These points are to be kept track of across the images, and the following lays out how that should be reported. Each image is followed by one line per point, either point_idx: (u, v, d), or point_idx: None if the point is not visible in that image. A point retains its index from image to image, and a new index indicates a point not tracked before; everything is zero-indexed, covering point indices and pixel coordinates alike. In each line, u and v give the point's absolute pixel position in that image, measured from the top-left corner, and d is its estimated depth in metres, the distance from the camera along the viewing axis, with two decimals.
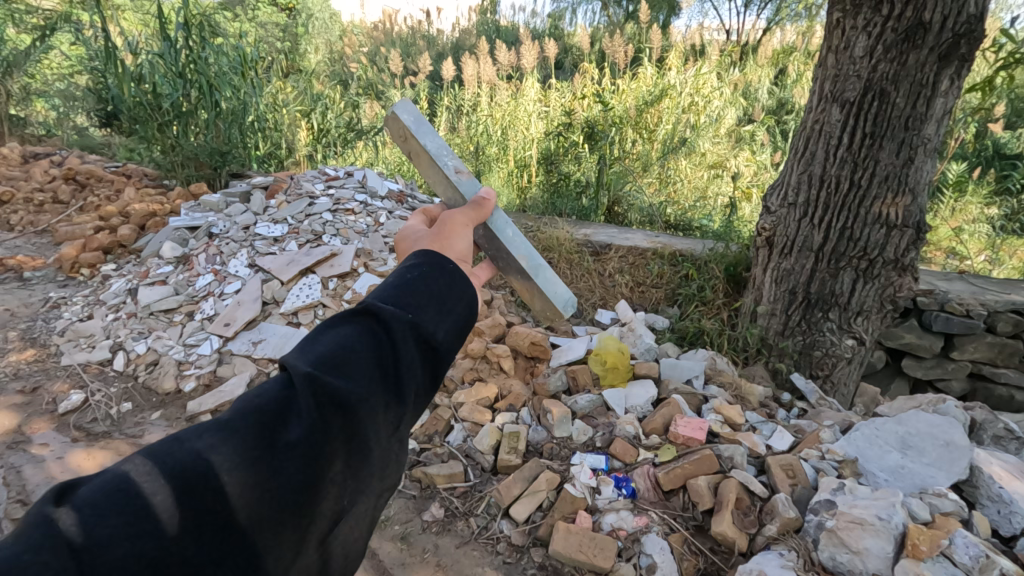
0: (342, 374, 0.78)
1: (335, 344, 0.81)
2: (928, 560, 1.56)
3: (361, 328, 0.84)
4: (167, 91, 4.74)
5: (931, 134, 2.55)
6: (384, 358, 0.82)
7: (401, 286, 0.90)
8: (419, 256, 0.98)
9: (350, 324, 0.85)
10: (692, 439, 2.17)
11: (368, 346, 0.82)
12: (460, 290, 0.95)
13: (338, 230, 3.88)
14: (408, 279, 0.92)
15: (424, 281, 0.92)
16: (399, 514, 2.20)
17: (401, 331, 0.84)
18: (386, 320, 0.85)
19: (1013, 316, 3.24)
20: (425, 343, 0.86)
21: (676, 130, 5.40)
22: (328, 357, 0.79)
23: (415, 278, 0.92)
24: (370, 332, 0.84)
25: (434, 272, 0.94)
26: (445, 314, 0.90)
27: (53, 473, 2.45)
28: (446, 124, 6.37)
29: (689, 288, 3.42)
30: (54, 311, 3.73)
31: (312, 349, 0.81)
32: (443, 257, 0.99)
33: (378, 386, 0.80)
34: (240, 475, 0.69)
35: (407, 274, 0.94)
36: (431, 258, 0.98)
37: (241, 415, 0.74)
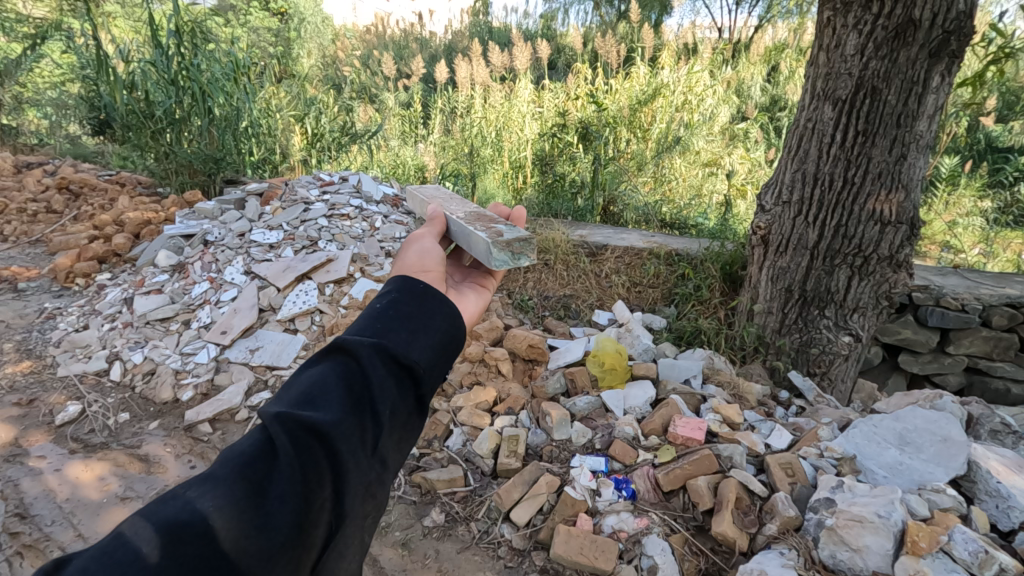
0: (313, 408, 0.78)
1: (307, 380, 0.82)
2: (928, 556, 1.56)
3: (332, 361, 0.85)
4: (160, 99, 4.74)
5: (923, 131, 2.56)
6: (355, 386, 0.82)
7: (369, 314, 0.91)
8: (388, 280, 0.98)
9: (323, 359, 0.86)
10: (690, 439, 2.18)
11: (339, 377, 0.83)
12: (431, 307, 0.94)
13: (333, 235, 3.88)
14: (377, 307, 0.93)
15: (392, 303, 0.92)
16: (400, 520, 2.20)
17: (369, 356, 0.84)
18: (354, 347, 0.85)
19: (1007, 310, 3.25)
20: (397, 364, 0.86)
21: (670, 129, 5.42)
22: (301, 394, 0.81)
23: (383, 305, 0.93)
24: (340, 364, 0.84)
25: (401, 294, 0.95)
26: (416, 333, 0.89)
27: (52, 486, 2.44)
28: (441, 126, 6.37)
29: (686, 287, 3.43)
30: (50, 322, 3.72)
31: (285, 390, 0.82)
32: (411, 276, 0.98)
33: (352, 413, 0.79)
34: (228, 515, 0.69)
35: (377, 302, 0.94)
36: (398, 280, 0.98)
37: (222, 464, 0.75)
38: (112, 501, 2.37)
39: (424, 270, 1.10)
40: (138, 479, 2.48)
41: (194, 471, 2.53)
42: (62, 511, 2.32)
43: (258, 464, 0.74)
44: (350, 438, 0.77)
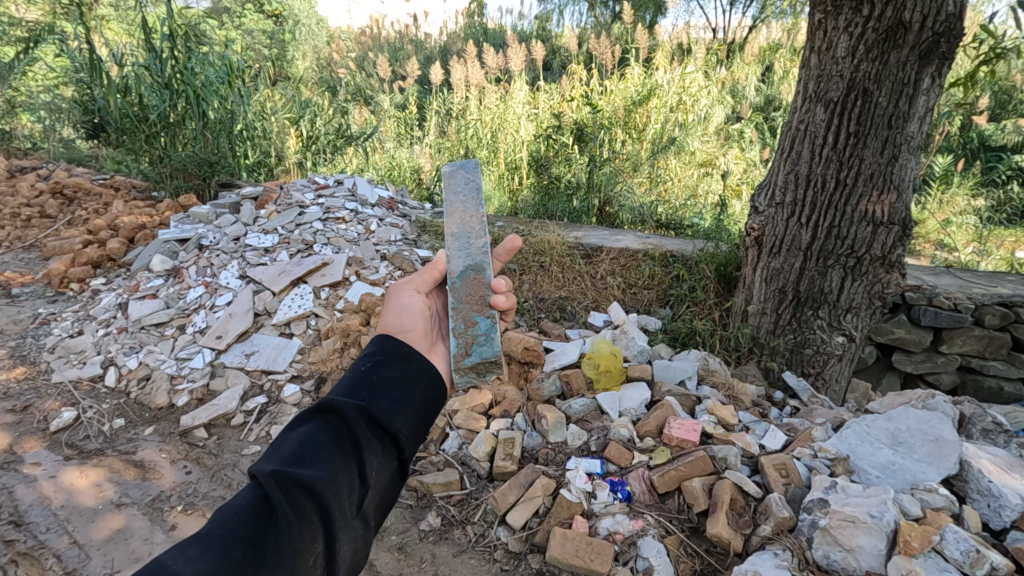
0: (307, 464, 1.00)
1: (301, 440, 1.04)
2: (920, 557, 1.58)
3: (323, 423, 1.08)
4: (154, 103, 4.72)
5: (914, 132, 2.57)
6: (345, 445, 1.06)
7: (357, 379, 1.15)
8: (373, 349, 1.24)
9: (313, 421, 1.09)
10: (685, 441, 2.19)
11: (330, 438, 1.06)
12: (409, 374, 1.20)
13: (329, 238, 3.87)
14: (361, 372, 1.17)
15: (375, 374, 1.17)
16: (396, 524, 2.21)
17: (356, 418, 1.08)
18: (344, 410, 1.08)
19: (999, 308, 3.29)
20: (379, 425, 1.10)
21: (665, 130, 5.44)
22: (295, 453, 1.02)
23: (366, 371, 1.18)
24: (331, 426, 1.08)
25: (383, 363, 1.20)
26: (396, 400, 1.14)
27: (47, 493, 2.44)
28: (436, 128, 6.37)
29: (681, 288, 3.44)
30: (44, 328, 3.70)
31: (280, 451, 1.03)
32: (394, 347, 1.25)
33: (341, 469, 1.02)
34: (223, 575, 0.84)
35: (361, 368, 1.19)
36: (381, 348, 1.24)
37: (220, 522, 0.92)
38: (108, 508, 2.37)
39: (405, 330, 1.46)
40: (134, 485, 2.48)
41: (190, 477, 2.52)
42: (57, 518, 2.31)
43: (255, 520, 0.93)
44: (338, 490, 1.00)
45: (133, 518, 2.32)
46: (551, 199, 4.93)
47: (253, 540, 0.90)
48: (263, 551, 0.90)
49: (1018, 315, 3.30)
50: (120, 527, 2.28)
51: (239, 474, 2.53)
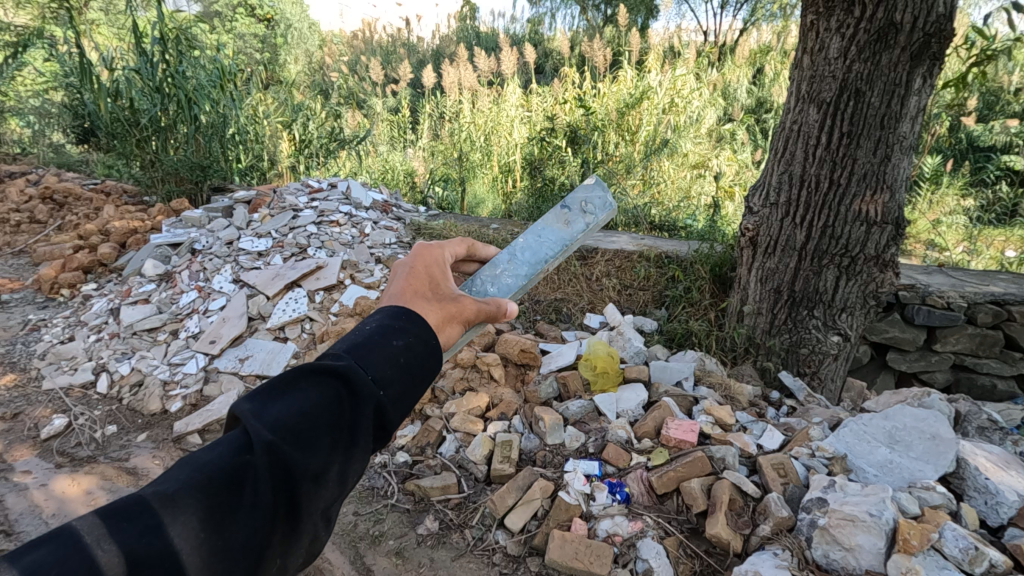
0: (300, 445, 0.86)
1: (301, 409, 0.88)
2: (920, 554, 1.58)
3: (328, 394, 0.92)
4: (145, 107, 4.68)
5: (906, 132, 2.59)
6: (341, 430, 0.91)
7: (374, 354, 0.98)
8: (400, 322, 1.06)
9: (320, 384, 0.93)
10: (683, 441, 2.19)
11: (332, 419, 0.90)
12: (431, 372, 1.04)
13: (323, 242, 3.85)
14: (386, 346, 1.00)
15: (396, 354, 1.00)
16: (394, 529, 2.19)
17: (367, 409, 0.93)
18: (357, 393, 0.93)
19: (992, 307, 3.31)
20: (382, 422, 0.96)
21: (658, 132, 5.46)
22: (291, 423, 0.87)
23: (392, 349, 1.00)
24: (337, 401, 0.92)
25: (412, 349, 1.02)
26: (410, 399, 0.99)
27: (37, 502, 2.40)
28: (429, 130, 6.38)
29: (676, 289, 3.45)
30: (34, 334, 3.66)
31: (272, 411, 0.88)
32: (423, 330, 1.07)
33: (331, 460, 0.88)
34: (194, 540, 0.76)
35: (387, 340, 1.01)
36: (411, 328, 1.06)
37: (194, 474, 0.81)
38: None
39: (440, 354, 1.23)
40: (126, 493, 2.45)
41: None
42: (48, 527, 2.28)
43: (229, 489, 0.81)
44: (320, 485, 0.87)
45: None
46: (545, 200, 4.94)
47: (220, 516, 0.79)
48: (227, 538, 0.79)
49: (1010, 313, 3.32)
50: None
51: None
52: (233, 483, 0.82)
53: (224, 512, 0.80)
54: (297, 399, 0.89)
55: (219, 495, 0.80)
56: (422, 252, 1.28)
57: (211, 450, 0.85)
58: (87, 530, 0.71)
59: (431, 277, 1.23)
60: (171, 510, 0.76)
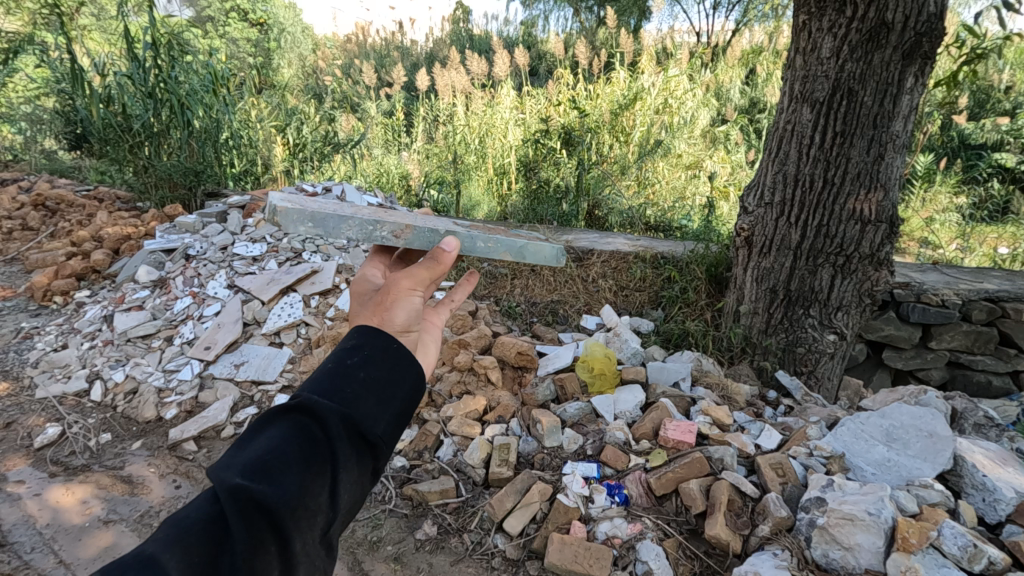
0: (271, 480, 0.85)
1: (266, 448, 0.88)
2: (918, 552, 1.58)
3: (295, 426, 0.92)
4: (137, 112, 4.64)
5: (899, 131, 2.60)
6: (319, 455, 0.90)
7: (338, 374, 0.98)
8: (359, 339, 1.06)
9: (285, 421, 0.93)
10: (681, 442, 2.18)
11: (302, 447, 0.90)
12: (400, 378, 1.03)
13: (318, 246, 3.85)
14: (346, 365, 1.00)
15: (361, 370, 1.00)
16: (392, 533, 2.17)
17: (336, 429, 0.92)
18: (322, 416, 0.92)
19: (987, 304, 3.33)
20: (358, 437, 0.95)
21: (651, 133, 5.48)
22: (261, 462, 0.86)
23: (351, 366, 1.00)
24: (305, 430, 0.92)
25: (372, 361, 1.02)
26: (381, 408, 0.98)
27: (31, 512, 2.38)
28: (424, 133, 6.38)
29: (672, 290, 3.46)
30: (27, 342, 3.63)
31: (242, 456, 0.87)
32: (382, 339, 1.07)
33: (310, 486, 0.88)
34: None
35: (343, 360, 1.01)
36: (367, 340, 1.06)
37: (174, 529, 0.81)
38: (95, 525, 2.31)
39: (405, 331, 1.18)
40: (121, 501, 2.42)
41: (179, 492, 2.47)
42: (42, 538, 2.25)
43: (210, 537, 0.81)
44: (304, 514, 0.86)
45: (122, 535, 2.26)
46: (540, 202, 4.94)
47: (204, 564, 0.78)
48: None
49: (1004, 309, 3.35)
50: (108, 545, 2.22)
51: None
52: (215, 532, 0.81)
53: (213, 559, 0.79)
54: (264, 440, 0.89)
55: (202, 543, 0.80)
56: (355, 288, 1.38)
57: (191, 507, 0.85)
58: None
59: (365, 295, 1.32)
60: (157, 562, 0.75)
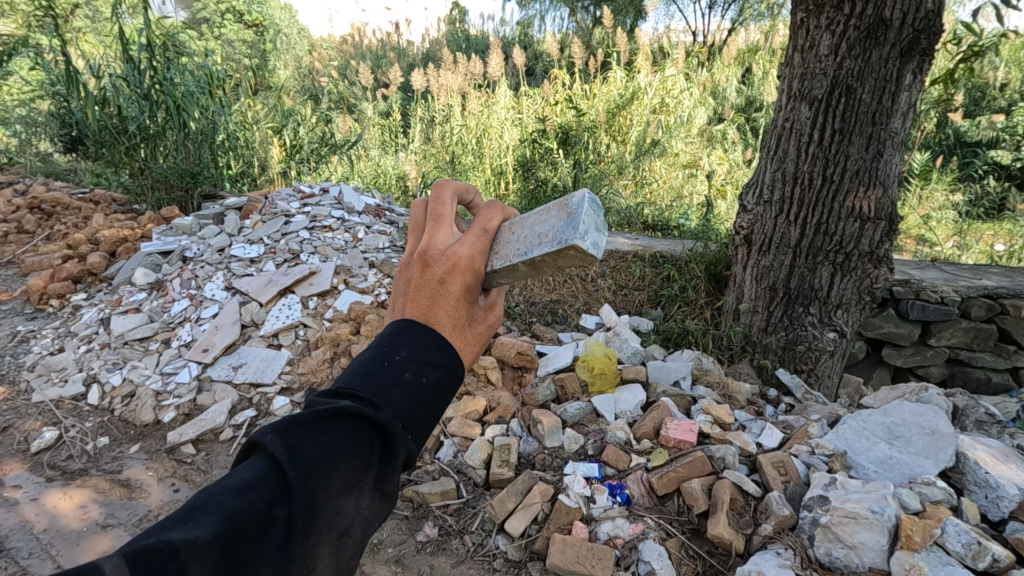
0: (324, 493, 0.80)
1: (328, 455, 0.81)
2: (922, 551, 1.56)
3: (359, 439, 0.84)
4: (132, 114, 4.62)
5: (898, 128, 2.60)
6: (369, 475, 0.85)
7: (411, 391, 0.90)
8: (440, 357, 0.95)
9: (354, 427, 0.85)
10: (682, 441, 2.18)
11: (360, 463, 0.84)
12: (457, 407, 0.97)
13: (316, 247, 3.85)
14: (421, 380, 0.92)
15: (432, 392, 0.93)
16: (393, 535, 2.13)
17: (395, 454, 0.86)
18: (390, 441, 0.86)
19: (986, 301, 3.33)
20: (409, 463, 0.91)
21: (647, 132, 5.44)
22: (326, 474, 0.80)
23: (426, 386, 0.92)
24: (368, 445, 0.85)
25: (442, 385, 0.94)
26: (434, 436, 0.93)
27: (28, 516, 2.34)
28: (421, 134, 6.37)
29: (671, 289, 3.46)
30: (23, 346, 3.61)
31: (300, 453, 0.80)
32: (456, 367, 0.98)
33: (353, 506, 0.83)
34: None
35: (419, 373, 0.92)
36: (443, 360, 0.96)
37: (216, 513, 0.74)
38: (93, 530, 2.27)
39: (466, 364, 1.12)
40: (119, 505, 2.38)
41: (178, 495, 2.43)
42: (40, 543, 2.21)
43: (251, 539, 0.74)
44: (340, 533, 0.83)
45: (121, 539, 2.22)
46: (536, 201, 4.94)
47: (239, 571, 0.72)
48: None
49: (1003, 306, 3.34)
50: (107, 549, 2.18)
51: None
52: (261, 534, 0.75)
53: (245, 566, 0.73)
54: (334, 446, 0.81)
55: (241, 544, 0.73)
56: (457, 259, 1.02)
57: (241, 491, 0.77)
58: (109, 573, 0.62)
59: (467, 293, 1.02)
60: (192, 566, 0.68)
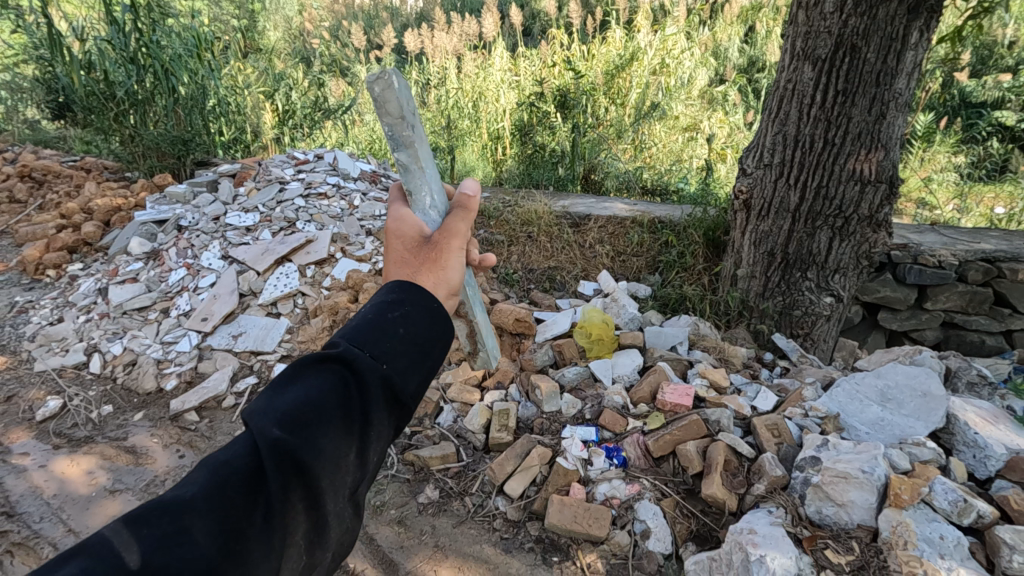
0: (307, 434, 0.83)
1: (302, 398, 0.86)
2: (910, 508, 1.61)
3: (331, 379, 0.90)
4: (120, 79, 4.51)
5: (902, 89, 2.55)
6: (352, 412, 0.88)
7: (374, 327, 0.96)
8: (396, 291, 1.04)
9: (323, 370, 0.91)
10: (679, 405, 2.21)
11: (338, 400, 0.88)
12: (434, 336, 1.00)
13: (312, 215, 3.82)
14: (383, 319, 0.98)
15: (399, 326, 0.97)
16: (395, 498, 2.18)
17: (371, 384, 0.90)
18: (360, 373, 0.90)
19: (983, 264, 3.34)
20: (395, 395, 0.93)
21: (646, 95, 5.33)
22: (305, 414, 0.84)
23: (390, 322, 0.98)
24: (342, 384, 0.90)
25: (408, 317, 1.00)
26: (415, 366, 0.95)
27: (37, 482, 2.39)
28: (416, 98, 6.22)
29: (669, 254, 3.46)
30: (22, 316, 3.61)
31: (277, 404, 0.85)
32: (421, 295, 1.05)
33: (343, 445, 0.85)
34: (214, 536, 0.74)
35: (381, 314, 0.99)
36: (405, 296, 1.03)
37: (206, 473, 0.80)
38: (101, 494, 2.31)
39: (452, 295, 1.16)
40: (126, 471, 2.43)
41: (183, 461, 2.47)
42: (50, 507, 2.26)
43: (243, 487, 0.79)
44: (339, 472, 0.84)
45: (129, 503, 2.27)
46: (533, 166, 4.88)
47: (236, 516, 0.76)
48: (246, 536, 0.75)
49: (1000, 270, 3.36)
50: (116, 513, 2.22)
51: None
52: (251, 483, 0.79)
53: (243, 512, 0.77)
54: (304, 390, 0.87)
55: (234, 493, 0.78)
56: (389, 227, 1.26)
57: (228, 451, 0.83)
58: (110, 535, 0.71)
59: (401, 237, 1.22)
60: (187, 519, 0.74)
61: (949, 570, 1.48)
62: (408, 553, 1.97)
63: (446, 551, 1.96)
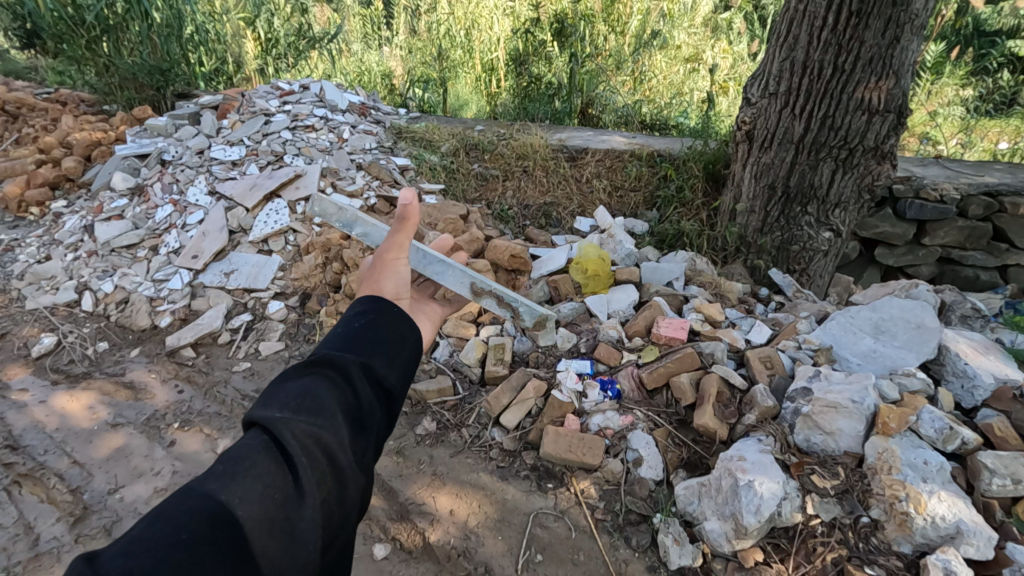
0: (310, 421, 0.89)
1: (299, 393, 0.93)
2: (896, 436, 1.64)
3: (320, 375, 0.97)
4: (88, 2, 4.23)
5: (919, 9, 2.40)
6: (346, 401, 0.95)
7: (349, 334, 1.05)
8: (366, 305, 1.13)
9: (310, 369, 0.98)
10: (673, 339, 2.23)
11: (330, 392, 0.95)
12: (404, 334, 1.10)
13: (300, 149, 3.70)
14: (358, 324, 1.07)
15: (372, 327, 1.07)
16: (393, 429, 2.21)
17: (357, 376, 0.98)
18: (346, 370, 0.98)
19: (985, 199, 3.29)
20: (381, 384, 1.01)
21: (648, 22, 4.98)
22: (303, 404, 0.91)
23: (362, 327, 1.07)
24: (330, 379, 0.97)
25: (377, 322, 1.08)
26: (393, 359, 1.05)
27: (39, 417, 2.41)
28: (406, 27, 5.75)
29: (667, 190, 3.39)
30: (9, 255, 3.55)
31: (276, 401, 0.92)
32: (387, 304, 1.14)
33: (342, 429, 0.92)
34: (240, 515, 0.78)
35: (352, 322, 1.08)
36: (368, 306, 1.12)
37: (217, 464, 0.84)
38: (103, 428, 2.34)
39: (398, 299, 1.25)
40: (126, 406, 2.45)
41: (182, 395, 2.50)
42: (53, 440, 2.29)
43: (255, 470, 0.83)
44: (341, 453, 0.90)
45: (131, 436, 2.30)
46: (529, 100, 4.74)
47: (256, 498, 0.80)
48: (268, 514, 0.80)
49: (1002, 204, 3.31)
50: (119, 446, 2.26)
51: (232, 389, 2.50)
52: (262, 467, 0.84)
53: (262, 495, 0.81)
54: (296, 387, 0.94)
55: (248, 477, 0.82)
56: None
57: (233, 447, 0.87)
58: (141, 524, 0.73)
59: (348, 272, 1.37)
60: (210, 502, 0.78)
61: (930, 492, 1.51)
62: (407, 481, 2.02)
63: (444, 479, 2.01)
